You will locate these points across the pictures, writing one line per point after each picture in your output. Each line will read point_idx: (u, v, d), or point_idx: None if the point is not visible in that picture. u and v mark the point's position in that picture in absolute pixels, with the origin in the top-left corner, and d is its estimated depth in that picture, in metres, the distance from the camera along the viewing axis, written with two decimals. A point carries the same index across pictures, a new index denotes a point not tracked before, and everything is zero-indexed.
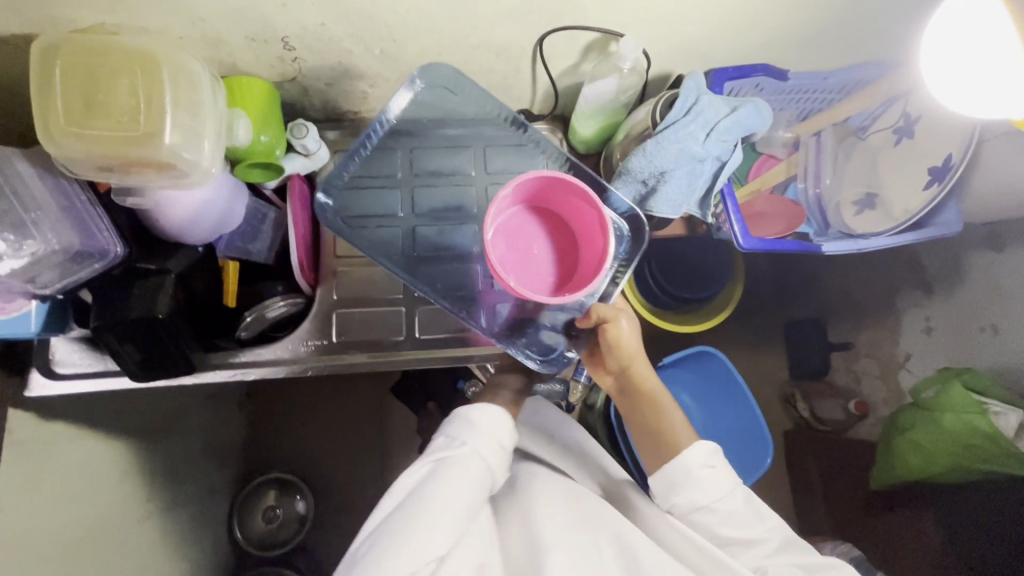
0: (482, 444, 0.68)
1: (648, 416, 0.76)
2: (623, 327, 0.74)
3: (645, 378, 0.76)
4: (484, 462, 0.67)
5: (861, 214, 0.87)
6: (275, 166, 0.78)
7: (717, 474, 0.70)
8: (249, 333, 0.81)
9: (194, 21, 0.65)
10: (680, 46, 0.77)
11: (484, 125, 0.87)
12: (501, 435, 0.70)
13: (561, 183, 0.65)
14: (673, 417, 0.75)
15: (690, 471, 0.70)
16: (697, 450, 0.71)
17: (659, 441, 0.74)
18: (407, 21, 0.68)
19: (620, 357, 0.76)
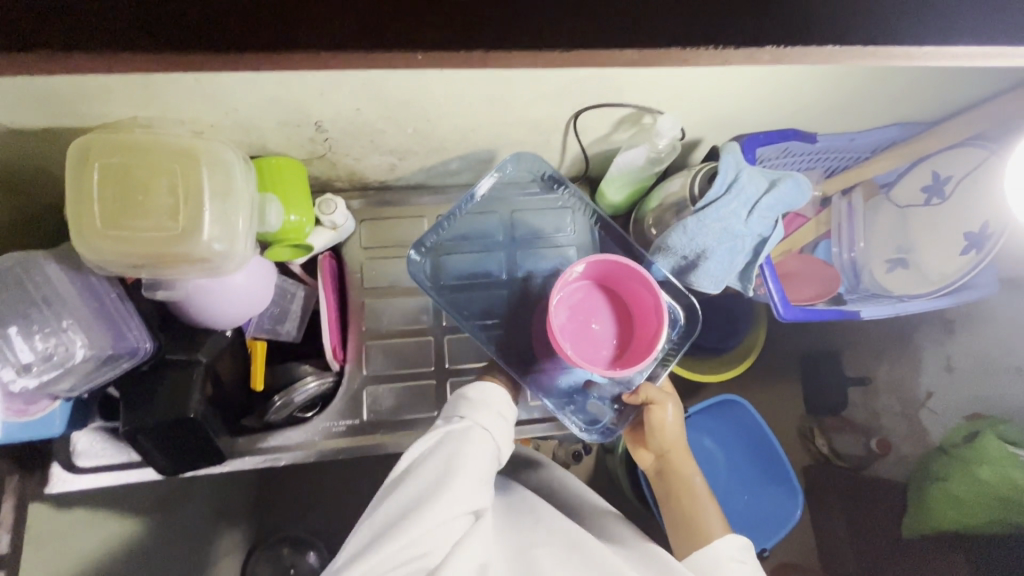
0: (485, 407, 0.65)
1: (681, 503, 0.72)
2: (665, 408, 0.73)
3: (684, 463, 0.74)
4: (489, 436, 0.63)
5: (893, 273, 0.87)
6: (304, 245, 0.77)
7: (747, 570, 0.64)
8: (278, 417, 0.77)
9: (227, 111, 0.64)
10: (713, 117, 0.77)
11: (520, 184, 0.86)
12: (503, 410, 0.67)
13: (628, 266, 0.67)
14: (707, 507, 0.71)
15: (720, 561, 0.65)
16: (727, 542, 0.66)
17: (687, 528, 0.70)
18: (442, 104, 0.67)
19: (661, 440, 0.74)
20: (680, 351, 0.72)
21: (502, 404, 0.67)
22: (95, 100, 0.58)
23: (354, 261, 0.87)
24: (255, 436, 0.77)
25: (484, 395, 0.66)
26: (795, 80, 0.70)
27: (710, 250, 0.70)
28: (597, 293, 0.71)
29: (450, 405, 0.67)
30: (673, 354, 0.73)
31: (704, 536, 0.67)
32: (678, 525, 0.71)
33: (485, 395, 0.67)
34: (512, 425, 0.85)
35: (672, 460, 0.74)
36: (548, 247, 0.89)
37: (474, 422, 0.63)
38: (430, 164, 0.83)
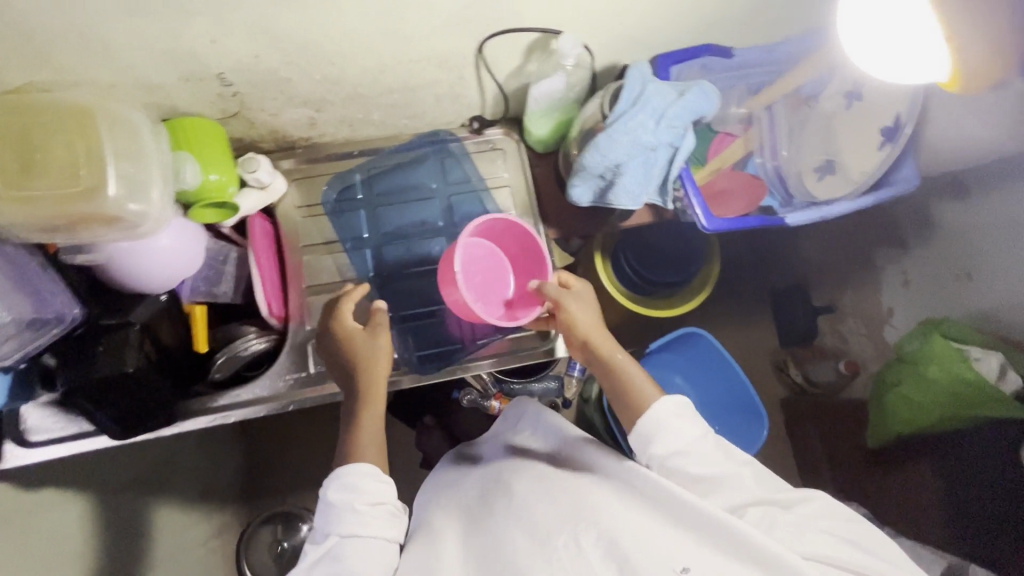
0: (353, 508, 0.62)
1: (616, 382, 0.72)
2: (572, 307, 0.74)
3: (608, 347, 0.74)
4: (381, 540, 0.62)
5: (823, 179, 0.88)
6: (229, 204, 0.78)
7: (686, 427, 0.65)
8: (223, 373, 0.81)
9: (124, 69, 0.64)
10: (622, 37, 0.77)
11: (451, 149, 0.92)
12: (379, 497, 0.64)
13: (535, 238, 0.77)
14: (638, 378, 0.72)
15: (659, 423, 0.66)
16: (665, 404, 0.67)
17: (622, 405, 0.71)
18: (342, 42, 0.67)
19: (575, 334, 0.75)
20: None
21: (371, 486, 0.64)
22: None
23: (290, 221, 0.88)
24: (206, 397, 0.79)
25: (359, 474, 0.65)
26: None
27: (625, 164, 0.70)
28: (498, 258, 0.82)
29: (321, 515, 0.64)
30: None
31: (641, 403, 0.69)
32: (615, 398, 0.72)
33: (364, 482, 0.64)
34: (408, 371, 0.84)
35: (596, 346, 0.75)
36: (479, 191, 0.91)
37: (340, 534, 0.61)
38: (351, 115, 0.83)
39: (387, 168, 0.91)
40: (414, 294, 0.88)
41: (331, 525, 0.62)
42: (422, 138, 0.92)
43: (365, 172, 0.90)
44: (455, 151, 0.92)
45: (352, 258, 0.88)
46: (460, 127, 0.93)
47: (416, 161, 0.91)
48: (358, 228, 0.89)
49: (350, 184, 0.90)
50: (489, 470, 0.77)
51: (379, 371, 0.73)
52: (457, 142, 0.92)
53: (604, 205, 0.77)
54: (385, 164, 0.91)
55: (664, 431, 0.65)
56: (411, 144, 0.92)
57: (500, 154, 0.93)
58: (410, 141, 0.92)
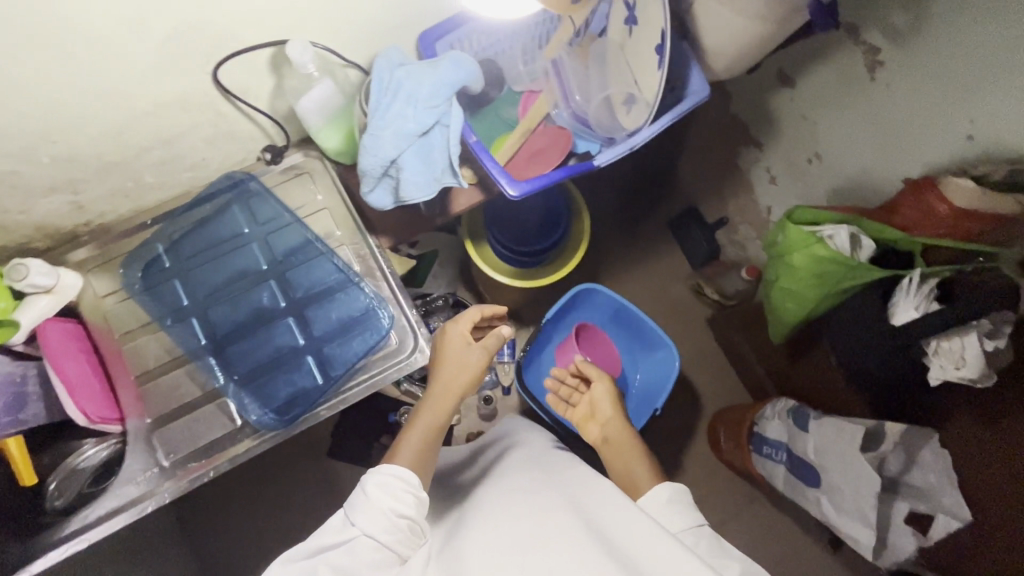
0: (383, 509, 0.63)
1: (626, 467, 0.83)
2: (587, 366, 1.01)
3: (624, 434, 0.89)
4: (389, 552, 0.62)
5: (631, 111, 0.83)
6: (10, 322, 0.71)
7: (678, 512, 0.71)
8: (65, 498, 0.74)
9: None
10: (370, 28, 0.73)
11: (252, 189, 0.87)
12: (410, 501, 0.65)
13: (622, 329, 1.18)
14: (633, 460, 0.83)
15: (657, 506, 0.73)
16: (657, 492, 0.74)
17: (625, 486, 0.81)
18: (47, 114, 0.60)
19: (604, 413, 0.93)
20: (389, 324, 0.84)
21: (406, 502, 0.65)
22: None
23: (99, 314, 0.81)
24: (53, 530, 0.72)
25: (396, 477, 0.66)
26: None
27: (401, 156, 0.67)
28: None
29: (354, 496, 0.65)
30: (377, 330, 0.83)
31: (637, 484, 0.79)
32: (618, 478, 0.82)
33: (401, 487, 0.65)
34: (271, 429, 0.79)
35: (611, 432, 0.90)
36: (294, 223, 0.86)
37: (363, 530, 0.61)
38: (121, 186, 0.76)
39: (189, 229, 0.84)
40: (255, 348, 0.82)
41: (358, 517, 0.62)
42: (218, 187, 0.86)
43: (166, 239, 0.84)
44: (257, 189, 0.87)
45: (175, 333, 0.81)
46: (256, 161, 0.87)
47: (218, 212, 0.85)
48: (176, 299, 0.82)
49: (154, 257, 0.83)
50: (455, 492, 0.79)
51: (473, 364, 0.79)
52: (257, 180, 0.86)
53: (405, 202, 0.73)
54: (186, 224, 0.84)
55: (661, 505, 0.73)
56: (208, 196, 0.85)
57: (309, 177, 0.88)
58: (206, 193, 0.86)
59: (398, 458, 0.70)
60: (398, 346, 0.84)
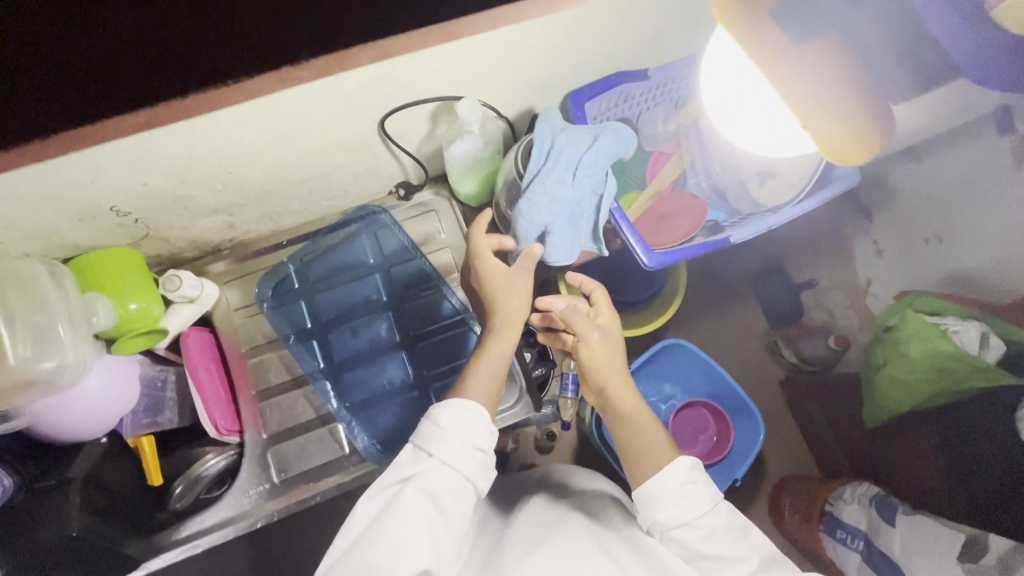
0: (461, 440, 0.56)
1: (634, 429, 0.69)
2: (593, 340, 0.72)
3: (623, 397, 0.72)
4: (462, 474, 0.55)
5: (765, 186, 0.84)
6: (157, 329, 0.75)
7: (699, 489, 0.64)
8: (185, 501, 0.77)
9: (8, 225, 0.61)
10: (527, 88, 0.75)
11: (383, 221, 0.89)
12: (481, 443, 0.57)
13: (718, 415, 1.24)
14: (653, 432, 0.69)
15: (676, 487, 0.63)
16: (677, 466, 0.65)
17: (632, 458, 0.68)
18: (232, 151, 0.64)
19: (596, 374, 0.72)
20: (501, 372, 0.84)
21: (473, 436, 0.57)
22: None
23: (230, 326, 0.84)
24: (171, 529, 0.75)
25: (467, 413, 0.58)
26: (585, 31, 0.68)
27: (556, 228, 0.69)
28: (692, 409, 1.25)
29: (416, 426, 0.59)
30: None
31: (654, 465, 0.66)
32: (631, 457, 0.68)
33: (470, 421, 0.58)
34: (377, 464, 0.80)
35: (611, 397, 0.72)
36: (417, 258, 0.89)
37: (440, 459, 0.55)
38: (268, 210, 0.80)
39: (321, 253, 0.88)
40: (369, 379, 0.84)
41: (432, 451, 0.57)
42: (351, 214, 0.89)
43: (299, 261, 0.87)
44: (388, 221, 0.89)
45: (297, 353, 0.84)
46: (387, 195, 0.90)
47: (349, 239, 0.88)
48: (301, 320, 0.86)
49: (286, 277, 0.87)
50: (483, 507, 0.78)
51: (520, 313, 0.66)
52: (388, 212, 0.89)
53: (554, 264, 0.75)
54: (318, 248, 0.88)
55: (684, 491, 0.63)
56: (341, 223, 0.89)
57: (435, 215, 0.90)
58: (339, 220, 0.89)
59: (469, 391, 0.61)
60: (505, 395, 0.84)
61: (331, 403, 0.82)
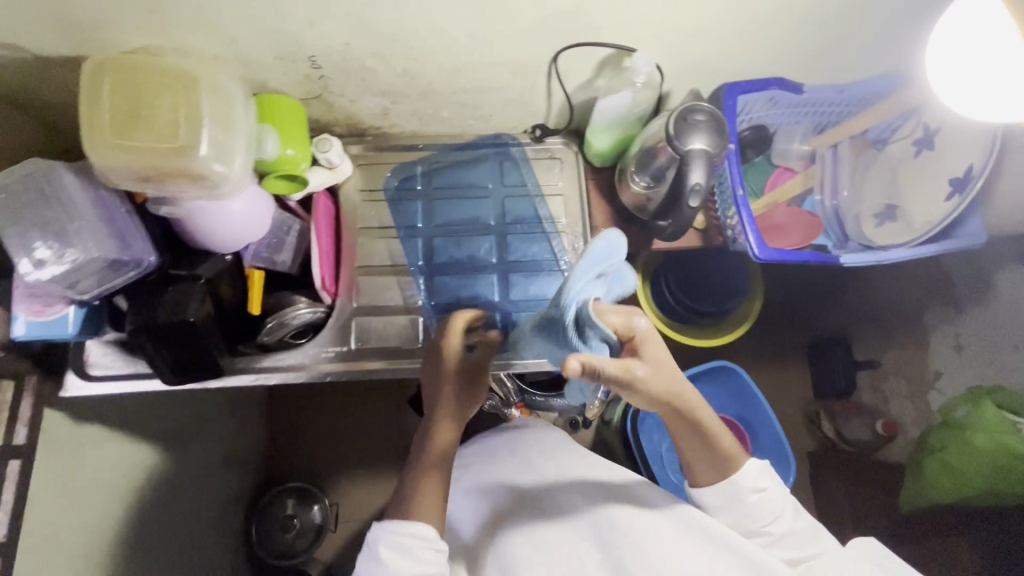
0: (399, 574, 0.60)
1: (711, 444, 0.65)
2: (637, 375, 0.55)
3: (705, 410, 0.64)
4: None
5: (882, 225, 0.87)
6: (300, 178, 0.81)
7: (768, 499, 0.65)
8: (271, 338, 0.83)
9: (228, 43, 0.69)
10: (694, 64, 0.79)
11: (511, 154, 0.95)
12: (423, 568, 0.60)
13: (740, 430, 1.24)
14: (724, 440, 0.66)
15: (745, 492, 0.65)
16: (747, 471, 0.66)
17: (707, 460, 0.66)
18: (428, 39, 0.71)
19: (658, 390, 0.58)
20: None
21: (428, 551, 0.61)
22: (107, 25, 0.65)
23: (351, 203, 0.92)
24: (251, 357, 0.83)
25: (414, 537, 0.62)
26: (771, 22, 0.72)
27: (691, 186, 0.72)
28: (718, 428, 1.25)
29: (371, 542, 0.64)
30: None
31: (731, 463, 0.66)
32: (693, 461, 0.67)
33: (405, 550, 0.61)
34: None
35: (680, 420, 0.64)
36: (532, 197, 0.94)
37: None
38: (422, 109, 0.87)
39: (449, 165, 0.94)
40: (460, 287, 0.90)
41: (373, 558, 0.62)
42: (485, 140, 0.95)
43: (428, 166, 0.94)
44: (515, 156, 0.95)
45: (408, 245, 0.91)
46: (522, 133, 0.95)
47: (476, 161, 0.95)
48: (416, 218, 0.92)
49: (413, 176, 0.93)
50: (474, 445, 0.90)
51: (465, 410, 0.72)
52: (518, 148, 0.95)
53: (683, 226, 0.77)
54: (448, 161, 0.94)
55: (752, 501, 0.65)
56: (474, 145, 0.95)
57: (559, 163, 0.95)
58: (473, 141, 0.95)
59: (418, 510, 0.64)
60: None
61: (422, 297, 0.89)
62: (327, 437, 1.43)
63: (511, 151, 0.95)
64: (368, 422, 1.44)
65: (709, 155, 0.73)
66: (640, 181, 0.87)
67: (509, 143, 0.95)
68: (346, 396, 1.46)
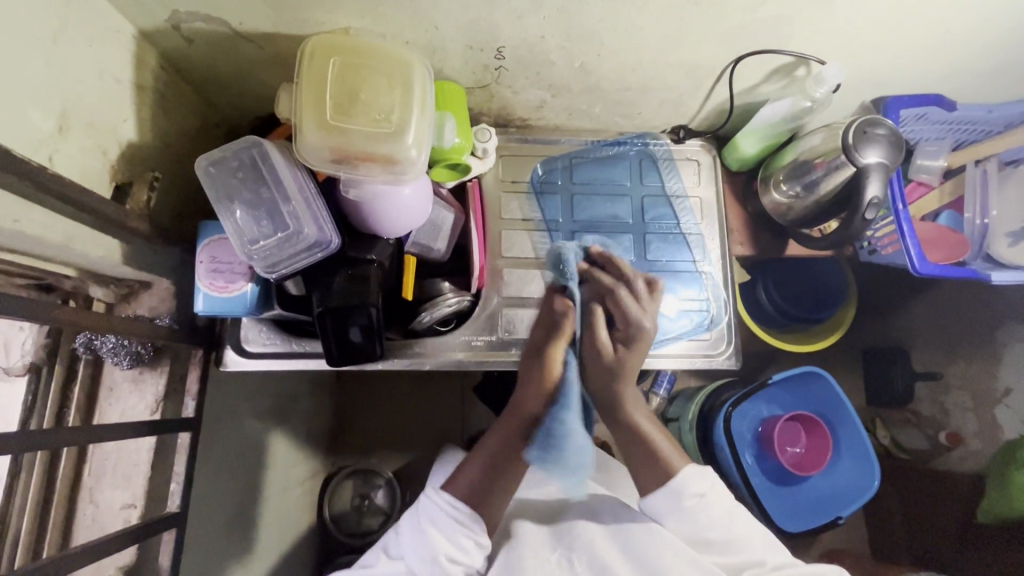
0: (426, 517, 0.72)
1: (647, 447, 0.77)
2: None
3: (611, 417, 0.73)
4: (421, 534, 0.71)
5: (1017, 245, 0.90)
6: (463, 166, 0.82)
7: (706, 501, 0.72)
8: (422, 326, 0.84)
9: (428, 29, 0.69)
10: (863, 77, 0.80)
11: (649, 153, 0.96)
12: (435, 519, 0.71)
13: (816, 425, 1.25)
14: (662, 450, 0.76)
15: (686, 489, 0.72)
16: (691, 475, 0.73)
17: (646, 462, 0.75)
18: (620, 39, 0.71)
19: None
20: (718, 321, 0.91)
21: (455, 526, 0.71)
22: (320, 6, 0.64)
23: (493, 193, 0.92)
24: (402, 343, 0.84)
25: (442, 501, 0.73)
26: (959, 43, 0.73)
27: (868, 199, 0.74)
28: (791, 425, 1.27)
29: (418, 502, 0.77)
30: (700, 315, 0.91)
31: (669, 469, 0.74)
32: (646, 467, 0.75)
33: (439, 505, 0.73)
34: None
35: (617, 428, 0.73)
36: (670, 198, 0.95)
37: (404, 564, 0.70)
38: (577, 104, 0.87)
39: (588, 160, 0.95)
40: None
41: (411, 525, 0.72)
42: (623, 137, 0.96)
43: (568, 160, 0.94)
44: (653, 154, 0.96)
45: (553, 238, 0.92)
46: (661, 132, 0.96)
47: (615, 157, 0.95)
48: (557, 211, 0.93)
49: (554, 169, 0.94)
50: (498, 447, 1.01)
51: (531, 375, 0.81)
52: (657, 147, 0.96)
53: (849, 237, 0.78)
54: (587, 156, 0.95)
55: (692, 505, 0.71)
56: (613, 141, 0.95)
57: (695, 165, 0.96)
58: (611, 138, 0.96)
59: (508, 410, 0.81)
60: (711, 343, 0.90)
61: None
62: (400, 419, 1.45)
63: (650, 150, 0.96)
64: (442, 406, 1.46)
65: (886, 168, 0.74)
66: (787, 189, 0.89)
67: (648, 142, 0.96)
68: (422, 380, 1.47)
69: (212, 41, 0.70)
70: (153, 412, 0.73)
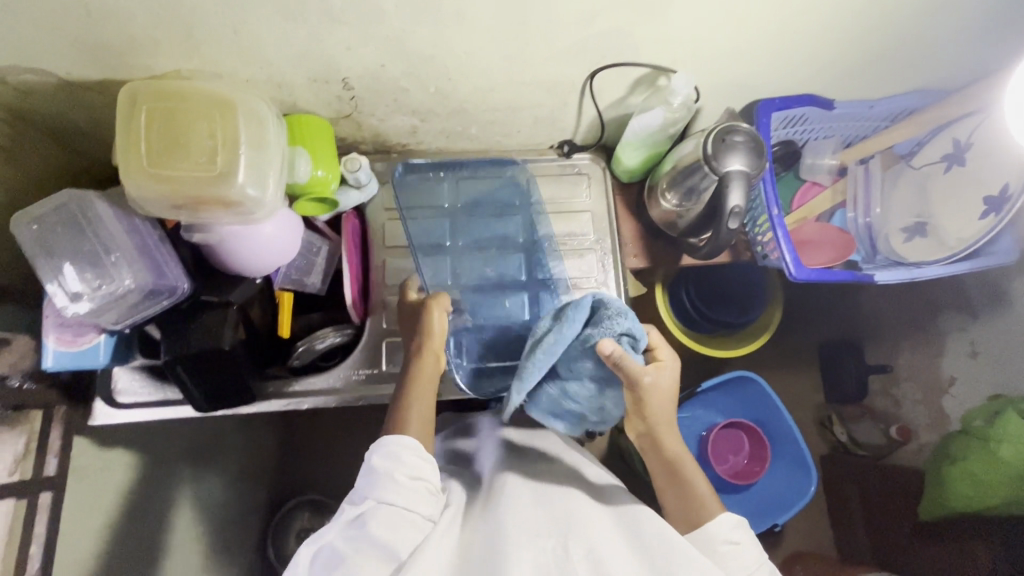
0: (391, 475, 0.61)
1: (678, 484, 0.69)
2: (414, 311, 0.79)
3: (674, 442, 0.69)
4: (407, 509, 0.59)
5: (910, 241, 0.88)
6: (330, 200, 0.81)
7: (743, 552, 0.62)
8: (301, 361, 0.82)
9: (262, 66, 0.68)
10: (727, 83, 0.79)
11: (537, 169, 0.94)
12: (415, 467, 0.62)
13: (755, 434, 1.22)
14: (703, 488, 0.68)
15: (712, 544, 0.63)
16: (721, 522, 0.65)
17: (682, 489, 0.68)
18: (465, 61, 0.70)
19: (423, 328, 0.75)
20: None
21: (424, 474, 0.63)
22: (141, 52, 0.63)
23: (378, 222, 0.90)
24: (283, 381, 0.81)
25: (399, 446, 0.64)
26: (809, 46, 0.72)
27: (731, 208, 0.72)
28: (729, 434, 1.24)
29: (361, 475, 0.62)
30: None
31: (703, 515, 0.66)
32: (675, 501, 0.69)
33: (402, 452, 0.63)
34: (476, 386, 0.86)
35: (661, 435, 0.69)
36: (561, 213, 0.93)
37: (378, 501, 0.59)
38: (451, 127, 0.86)
39: (476, 178, 0.92)
40: (488, 305, 0.88)
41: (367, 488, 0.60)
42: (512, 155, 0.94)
43: (454, 180, 0.92)
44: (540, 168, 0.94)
45: (438, 262, 0.89)
46: (548, 149, 0.95)
47: (502, 174, 0.92)
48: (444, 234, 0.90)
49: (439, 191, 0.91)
50: (478, 425, 0.89)
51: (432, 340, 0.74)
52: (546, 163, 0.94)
53: (721, 246, 0.78)
54: (473, 174, 0.92)
55: (723, 552, 0.62)
56: (502, 159, 0.93)
57: (586, 180, 0.95)
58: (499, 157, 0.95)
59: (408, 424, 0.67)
60: None
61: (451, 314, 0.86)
62: None
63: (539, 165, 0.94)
64: None
65: (748, 175, 0.72)
66: (672, 198, 0.87)
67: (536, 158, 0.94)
68: None
69: (47, 92, 0.69)
70: (12, 473, 0.70)
